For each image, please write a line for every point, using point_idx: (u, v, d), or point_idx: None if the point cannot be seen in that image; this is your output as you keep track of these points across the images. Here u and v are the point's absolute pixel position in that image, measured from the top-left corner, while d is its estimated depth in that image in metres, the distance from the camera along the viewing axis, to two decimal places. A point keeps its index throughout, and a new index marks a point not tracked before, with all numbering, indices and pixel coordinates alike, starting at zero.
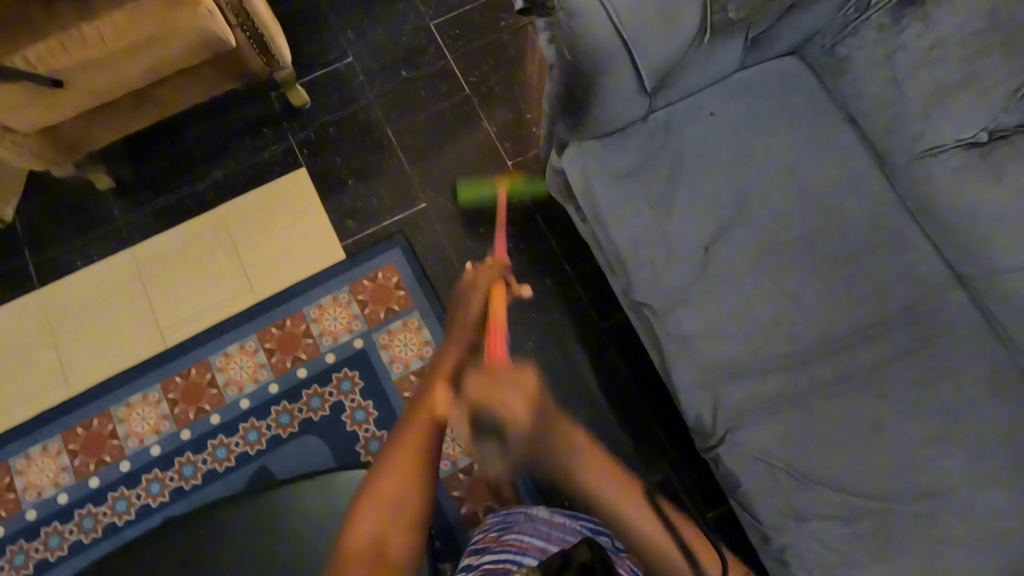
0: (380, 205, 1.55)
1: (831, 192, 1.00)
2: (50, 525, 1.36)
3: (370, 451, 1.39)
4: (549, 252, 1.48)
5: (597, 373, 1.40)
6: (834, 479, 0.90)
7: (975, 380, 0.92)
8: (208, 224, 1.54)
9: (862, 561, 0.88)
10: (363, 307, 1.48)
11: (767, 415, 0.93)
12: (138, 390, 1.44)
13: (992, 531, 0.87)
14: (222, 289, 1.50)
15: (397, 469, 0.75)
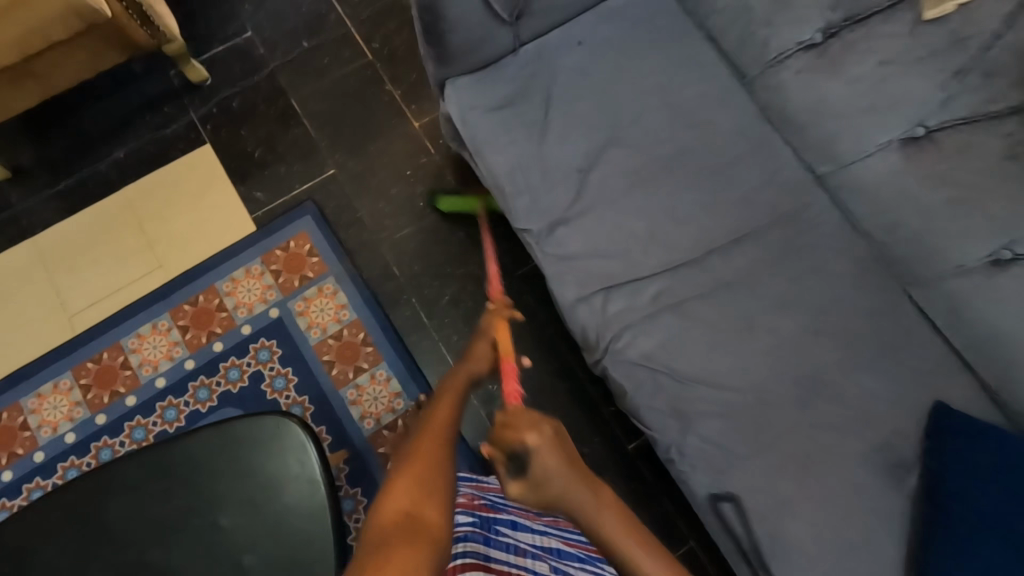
0: (290, 174, 1.54)
1: (696, 107, 1.04)
2: None
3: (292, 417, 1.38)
4: (461, 208, 1.52)
5: (514, 319, 1.44)
6: (710, 376, 0.94)
7: (840, 273, 0.96)
8: (112, 206, 1.51)
9: (743, 452, 0.92)
10: (277, 277, 1.47)
11: (645, 324, 0.97)
12: (48, 379, 1.40)
13: (860, 412, 0.92)
14: (131, 271, 1.47)
15: (416, 472, 0.61)
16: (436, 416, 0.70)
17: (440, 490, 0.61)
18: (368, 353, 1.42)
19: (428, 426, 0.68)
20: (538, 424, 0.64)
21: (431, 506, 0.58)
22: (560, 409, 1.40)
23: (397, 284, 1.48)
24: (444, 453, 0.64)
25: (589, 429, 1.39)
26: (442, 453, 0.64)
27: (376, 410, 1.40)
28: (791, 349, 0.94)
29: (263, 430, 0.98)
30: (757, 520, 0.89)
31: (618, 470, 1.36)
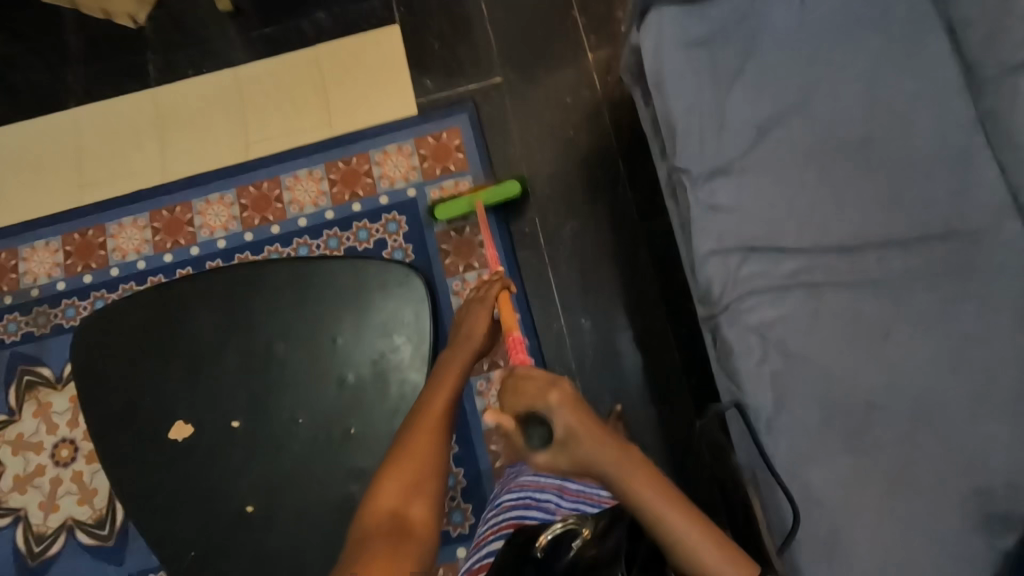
0: (460, 73, 1.62)
1: (906, 96, 0.98)
2: (127, 284, 1.57)
3: None
4: (608, 148, 1.54)
5: (624, 268, 1.47)
6: (824, 364, 0.92)
7: (1006, 306, 0.90)
8: (303, 59, 1.67)
9: (835, 448, 0.90)
10: (423, 162, 1.57)
11: (777, 295, 0.95)
12: (217, 190, 1.61)
13: (978, 452, 0.86)
14: (304, 121, 1.63)
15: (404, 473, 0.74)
16: (435, 397, 0.82)
17: (420, 487, 0.73)
18: (481, 254, 1.50)
19: (429, 406, 0.81)
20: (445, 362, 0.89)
21: (413, 504, 0.72)
22: (641, 364, 1.42)
23: (524, 201, 1.53)
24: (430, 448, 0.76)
25: (662, 393, 1.40)
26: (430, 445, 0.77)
27: None
28: (921, 366, 0.90)
29: (390, 276, 1.09)
30: (825, 521, 0.88)
31: (679, 438, 1.38)
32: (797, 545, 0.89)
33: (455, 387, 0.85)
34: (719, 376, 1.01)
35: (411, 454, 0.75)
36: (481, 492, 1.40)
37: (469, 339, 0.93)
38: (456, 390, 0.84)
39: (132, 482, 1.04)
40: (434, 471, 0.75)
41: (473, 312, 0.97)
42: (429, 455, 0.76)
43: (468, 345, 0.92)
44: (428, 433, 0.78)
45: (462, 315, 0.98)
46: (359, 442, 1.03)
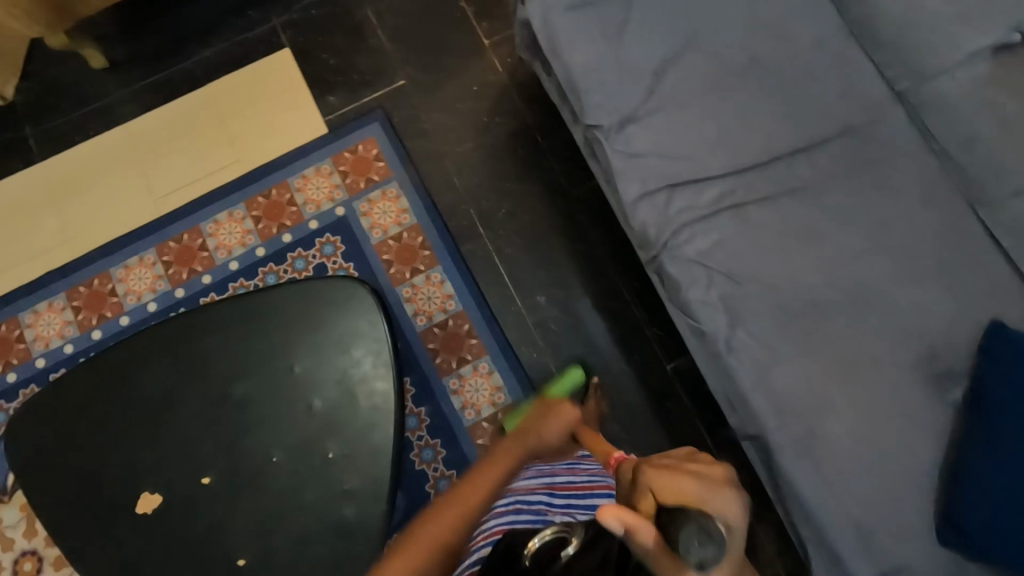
0: (362, 83, 1.60)
1: (779, 16, 1.04)
2: (58, 372, 1.47)
3: None
4: (524, 127, 1.56)
5: (566, 238, 1.50)
6: (764, 276, 0.97)
7: (906, 186, 0.98)
8: (197, 100, 1.60)
9: (791, 350, 0.95)
10: (345, 178, 1.54)
11: (708, 223, 0.99)
12: (134, 252, 1.52)
13: (913, 321, 0.94)
14: (212, 163, 1.57)
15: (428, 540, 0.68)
16: (485, 473, 0.74)
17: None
18: (425, 256, 1.49)
19: (475, 479, 0.74)
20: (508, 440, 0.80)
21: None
22: (603, 324, 1.45)
23: (456, 195, 1.53)
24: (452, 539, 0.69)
25: (630, 347, 1.44)
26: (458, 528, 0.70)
27: (429, 310, 1.47)
28: (847, 257, 0.96)
29: (335, 292, 1.06)
30: (798, 420, 0.93)
31: (654, 386, 1.42)
32: (776, 449, 0.93)
33: (505, 476, 0.76)
34: (674, 312, 1.03)
35: (421, 545, 0.68)
36: None
37: (537, 435, 0.82)
38: (488, 501, 0.73)
39: (108, 569, 0.97)
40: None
41: (563, 411, 0.87)
42: (454, 536, 0.69)
43: (547, 434, 0.82)
44: (445, 530, 0.69)
45: (544, 414, 0.86)
46: (340, 464, 1.00)
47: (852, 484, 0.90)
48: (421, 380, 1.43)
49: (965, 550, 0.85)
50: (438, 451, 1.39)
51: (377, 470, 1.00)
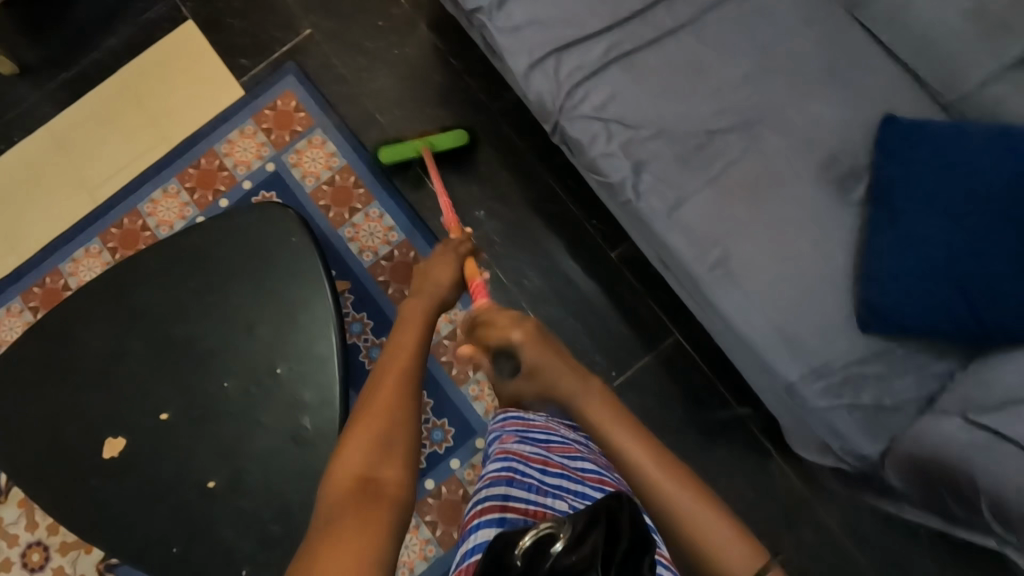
0: (270, 40, 1.60)
1: None
2: None
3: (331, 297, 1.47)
4: (436, 51, 1.56)
5: (495, 150, 1.51)
6: (660, 119, 0.99)
7: (783, 7, 0.99)
8: (112, 88, 1.60)
9: (697, 184, 0.97)
10: (269, 135, 1.55)
11: (598, 80, 1.01)
12: (80, 245, 1.54)
13: (810, 134, 0.95)
14: (138, 145, 1.58)
15: (370, 424, 0.67)
16: (403, 335, 0.79)
17: (391, 446, 0.66)
18: (360, 194, 1.51)
19: (396, 344, 0.78)
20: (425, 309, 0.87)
21: (385, 466, 0.64)
22: (544, 227, 1.47)
23: (380, 130, 1.54)
24: (401, 391, 0.71)
25: (574, 244, 1.46)
26: (397, 394, 0.70)
27: (373, 245, 1.49)
28: (737, 84, 0.98)
29: (257, 219, 1.08)
30: (714, 248, 0.95)
31: (603, 275, 1.44)
32: (697, 279, 0.96)
33: (421, 330, 0.81)
34: (586, 175, 1.05)
35: (378, 396, 0.70)
36: (451, 404, 1.41)
37: (428, 280, 0.92)
38: (422, 342, 0.79)
39: (86, 515, 1.00)
40: (399, 424, 0.68)
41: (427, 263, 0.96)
42: (392, 415, 0.69)
43: (434, 292, 0.90)
44: (398, 373, 0.73)
45: (424, 264, 0.96)
46: (289, 379, 1.03)
47: (771, 294, 0.93)
48: (377, 311, 1.46)
49: (885, 332, 0.88)
50: None
51: (324, 377, 1.03)
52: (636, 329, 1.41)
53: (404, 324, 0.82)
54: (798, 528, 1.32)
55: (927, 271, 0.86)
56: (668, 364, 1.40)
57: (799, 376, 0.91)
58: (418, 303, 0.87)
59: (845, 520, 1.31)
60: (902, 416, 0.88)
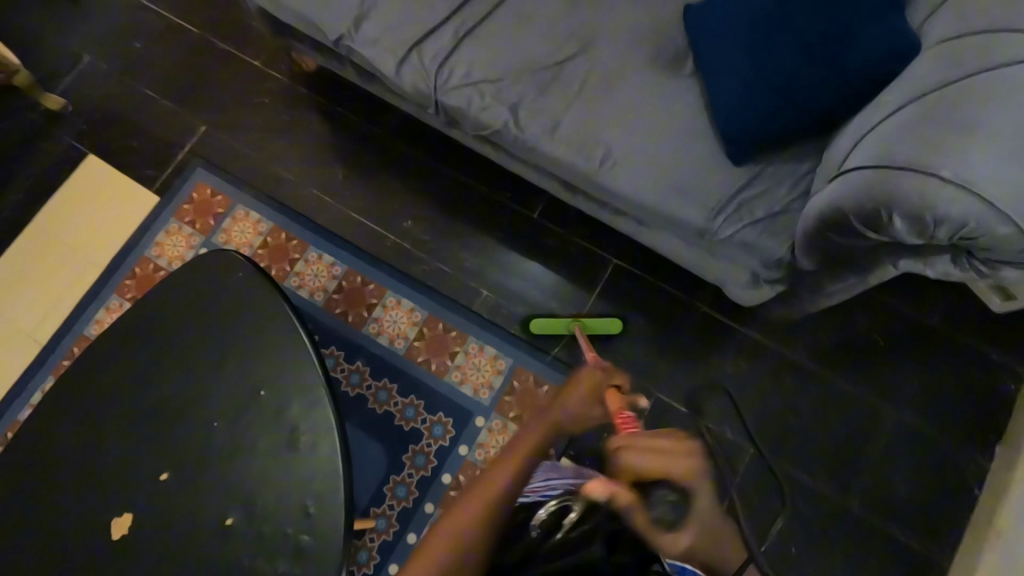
0: (171, 147, 1.72)
1: None
2: None
3: None
4: (321, 106, 1.72)
5: (402, 167, 1.66)
6: (515, 64, 1.17)
7: None
8: (30, 235, 1.65)
9: (564, 103, 1.14)
10: (193, 224, 1.64)
11: (456, 53, 1.19)
12: (35, 388, 1.54)
13: (633, 36, 1.16)
14: (70, 277, 1.62)
15: (432, 551, 0.76)
16: (496, 479, 0.80)
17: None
18: (296, 245, 1.60)
19: (488, 484, 0.79)
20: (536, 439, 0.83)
21: (468, 559, 0.75)
22: (467, 214, 1.60)
23: (294, 186, 1.66)
24: (464, 545, 0.75)
25: (497, 219, 1.59)
26: (458, 535, 0.76)
27: (321, 284, 1.57)
28: (564, 20, 1.18)
29: (201, 270, 1.15)
30: (597, 146, 1.11)
31: (532, 233, 1.57)
32: (594, 174, 1.11)
33: (518, 471, 0.80)
34: (477, 134, 1.22)
35: (480, 501, 0.78)
36: (440, 397, 1.46)
37: (557, 406, 0.86)
38: (505, 497, 0.78)
39: None
40: (463, 555, 0.75)
41: (581, 375, 0.91)
42: (451, 554, 0.75)
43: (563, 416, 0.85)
44: (465, 523, 0.77)
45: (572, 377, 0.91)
46: (275, 395, 1.07)
47: (656, 164, 1.09)
48: (343, 340, 1.52)
49: (751, 154, 1.05)
50: (390, 387, 1.47)
51: (307, 380, 1.08)
52: (578, 268, 1.54)
53: (507, 462, 0.81)
54: (781, 382, 1.42)
55: (756, 93, 1.03)
56: (616, 287, 1.51)
57: (705, 219, 1.05)
58: (532, 435, 0.84)
59: (817, 358, 1.43)
60: (790, 215, 1.03)
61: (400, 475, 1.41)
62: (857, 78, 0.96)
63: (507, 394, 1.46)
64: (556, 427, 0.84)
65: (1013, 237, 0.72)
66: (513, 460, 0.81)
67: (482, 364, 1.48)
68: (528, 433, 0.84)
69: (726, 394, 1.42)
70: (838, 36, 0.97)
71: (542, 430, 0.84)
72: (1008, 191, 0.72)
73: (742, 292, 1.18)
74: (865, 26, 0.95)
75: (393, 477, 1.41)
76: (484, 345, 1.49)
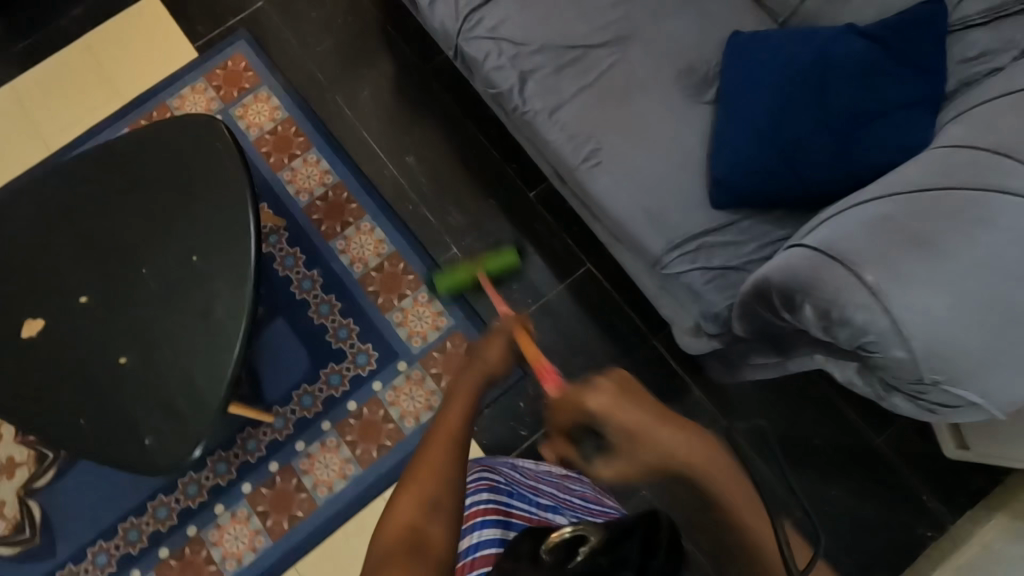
0: (224, 11, 1.75)
1: None
2: None
3: (269, 242, 1.55)
4: (374, 21, 1.72)
5: (425, 105, 1.65)
6: (542, 34, 1.13)
7: None
8: (74, 50, 1.73)
9: (572, 88, 1.11)
10: (218, 90, 1.69)
11: (490, 4, 1.16)
12: None
13: (668, 45, 1.10)
14: (95, 100, 1.70)
15: (417, 489, 0.71)
16: (448, 417, 0.78)
17: (438, 506, 0.70)
18: (300, 142, 1.63)
19: (444, 424, 0.77)
20: (469, 386, 0.83)
21: (435, 521, 0.68)
22: (468, 171, 1.59)
23: (321, 88, 1.68)
24: (441, 480, 0.72)
25: (493, 185, 1.58)
26: (436, 471, 0.72)
27: (310, 187, 1.60)
28: (607, 6, 1.14)
29: (185, 127, 1.18)
30: (587, 141, 1.08)
31: (520, 211, 1.55)
32: (574, 167, 1.09)
33: (466, 407, 0.80)
34: (485, 95, 1.20)
35: (427, 464, 0.73)
36: (375, 330, 1.49)
37: (476, 361, 0.87)
38: (461, 427, 0.77)
39: (0, 391, 1.06)
40: (446, 486, 0.71)
41: (492, 332, 0.91)
42: (436, 490, 0.71)
43: (484, 366, 0.86)
44: (438, 460, 0.73)
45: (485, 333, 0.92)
46: (202, 265, 1.10)
47: (635, 178, 1.05)
48: (310, 246, 1.55)
49: (732, 199, 1.00)
50: (334, 304, 1.50)
51: (235, 261, 1.10)
52: (550, 260, 1.52)
53: (451, 404, 0.80)
54: None
55: (756, 142, 0.98)
56: (578, 290, 1.49)
57: (663, 249, 1.02)
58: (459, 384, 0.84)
59: (745, 432, 1.38)
60: (746, 273, 0.98)
61: (312, 386, 1.45)
62: (857, 160, 0.93)
63: (437, 351, 1.47)
64: (483, 373, 0.85)
65: (907, 365, 0.70)
66: (454, 405, 0.80)
67: (425, 315, 1.49)
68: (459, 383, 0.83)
69: None
70: (847, 116, 0.94)
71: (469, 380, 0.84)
72: (920, 318, 0.69)
73: (686, 338, 1.14)
74: (875, 119, 0.93)
75: (304, 386, 1.45)
76: (432, 297, 1.50)
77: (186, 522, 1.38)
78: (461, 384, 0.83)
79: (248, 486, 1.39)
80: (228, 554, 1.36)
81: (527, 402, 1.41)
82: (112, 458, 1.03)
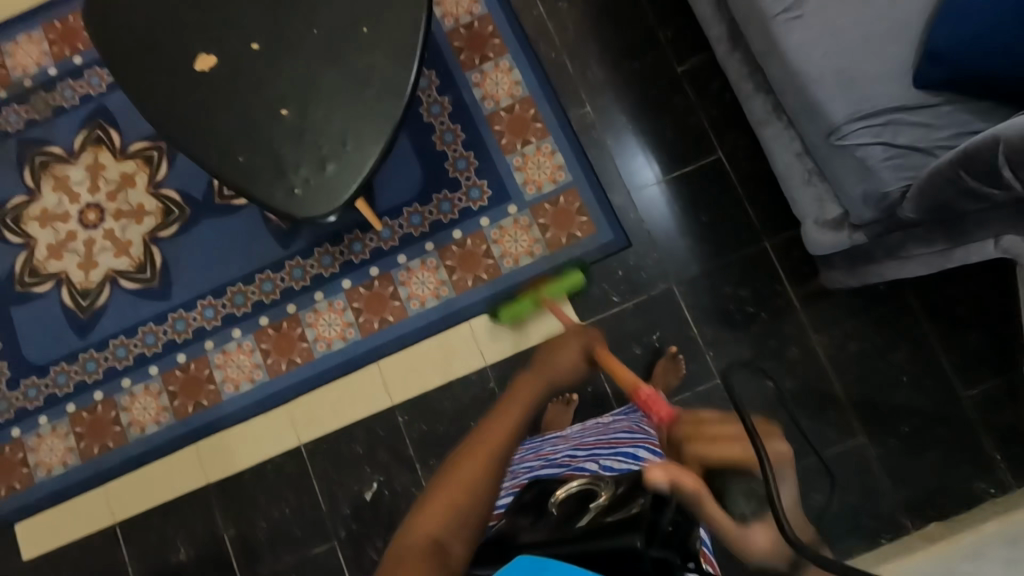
0: None
1: None
2: (95, 68, 1.58)
3: None
4: None
5: None
6: None
7: None
8: None
9: None
10: None
11: None
12: None
13: None
14: None
15: (445, 502, 0.69)
16: (497, 424, 0.82)
17: (465, 518, 0.68)
18: None
19: (491, 431, 0.80)
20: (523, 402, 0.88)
21: (455, 535, 0.65)
22: (619, 32, 1.52)
23: None
24: (472, 480, 0.72)
25: (643, 53, 1.51)
26: (468, 485, 0.71)
27: (456, 14, 1.56)
28: None
29: None
30: None
31: (665, 85, 1.49)
32: (768, 17, 1.02)
33: (520, 417, 0.84)
34: None
35: (456, 480, 0.72)
36: (493, 169, 1.49)
37: (549, 365, 0.98)
38: (513, 432, 0.81)
39: (168, 115, 1.12)
40: (479, 495, 0.71)
41: (572, 339, 1.04)
42: (465, 501, 0.70)
43: (531, 395, 0.90)
44: (470, 471, 0.73)
45: (554, 346, 1.03)
46: (372, 39, 1.10)
47: (834, 40, 0.99)
48: (445, 72, 1.53)
49: (939, 79, 0.93)
50: (458, 134, 1.51)
51: (405, 43, 1.10)
52: (684, 141, 1.47)
53: (489, 424, 0.83)
54: (787, 350, 1.38)
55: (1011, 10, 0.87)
56: (704, 177, 1.45)
57: (844, 118, 0.96)
58: (502, 406, 0.87)
59: (835, 350, 1.37)
60: (932, 156, 0.93)
61: (422, 207, 1.49)
62: None
63: (548, 203, 1.47)
64: (546, 380, 0.94)
65: None
66: (500, 420, 0.83)
67: (545, 165, 1.48)
68: (506, 407, 0.86)
69: (731, 328, 1.40)
70: None
71: (525, 394, 0.89)
72: None
73: (820, 232, 1.09)
74: None
75: (415, 205, 1.49)
76: (555, 149, 1.48)
77: (287, 299, 1.48)
78: (513, 396, 0.90)
79: (348, 282, 1.48)
80: (320, 337, 1.47)
81: (624, 271, 1.44)
82: (262, 200, 1.09)
